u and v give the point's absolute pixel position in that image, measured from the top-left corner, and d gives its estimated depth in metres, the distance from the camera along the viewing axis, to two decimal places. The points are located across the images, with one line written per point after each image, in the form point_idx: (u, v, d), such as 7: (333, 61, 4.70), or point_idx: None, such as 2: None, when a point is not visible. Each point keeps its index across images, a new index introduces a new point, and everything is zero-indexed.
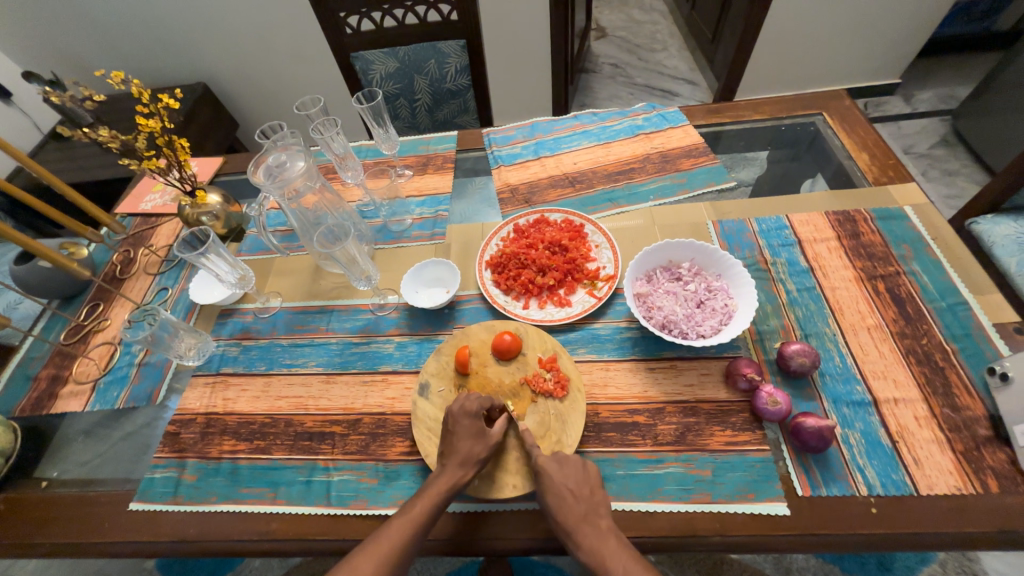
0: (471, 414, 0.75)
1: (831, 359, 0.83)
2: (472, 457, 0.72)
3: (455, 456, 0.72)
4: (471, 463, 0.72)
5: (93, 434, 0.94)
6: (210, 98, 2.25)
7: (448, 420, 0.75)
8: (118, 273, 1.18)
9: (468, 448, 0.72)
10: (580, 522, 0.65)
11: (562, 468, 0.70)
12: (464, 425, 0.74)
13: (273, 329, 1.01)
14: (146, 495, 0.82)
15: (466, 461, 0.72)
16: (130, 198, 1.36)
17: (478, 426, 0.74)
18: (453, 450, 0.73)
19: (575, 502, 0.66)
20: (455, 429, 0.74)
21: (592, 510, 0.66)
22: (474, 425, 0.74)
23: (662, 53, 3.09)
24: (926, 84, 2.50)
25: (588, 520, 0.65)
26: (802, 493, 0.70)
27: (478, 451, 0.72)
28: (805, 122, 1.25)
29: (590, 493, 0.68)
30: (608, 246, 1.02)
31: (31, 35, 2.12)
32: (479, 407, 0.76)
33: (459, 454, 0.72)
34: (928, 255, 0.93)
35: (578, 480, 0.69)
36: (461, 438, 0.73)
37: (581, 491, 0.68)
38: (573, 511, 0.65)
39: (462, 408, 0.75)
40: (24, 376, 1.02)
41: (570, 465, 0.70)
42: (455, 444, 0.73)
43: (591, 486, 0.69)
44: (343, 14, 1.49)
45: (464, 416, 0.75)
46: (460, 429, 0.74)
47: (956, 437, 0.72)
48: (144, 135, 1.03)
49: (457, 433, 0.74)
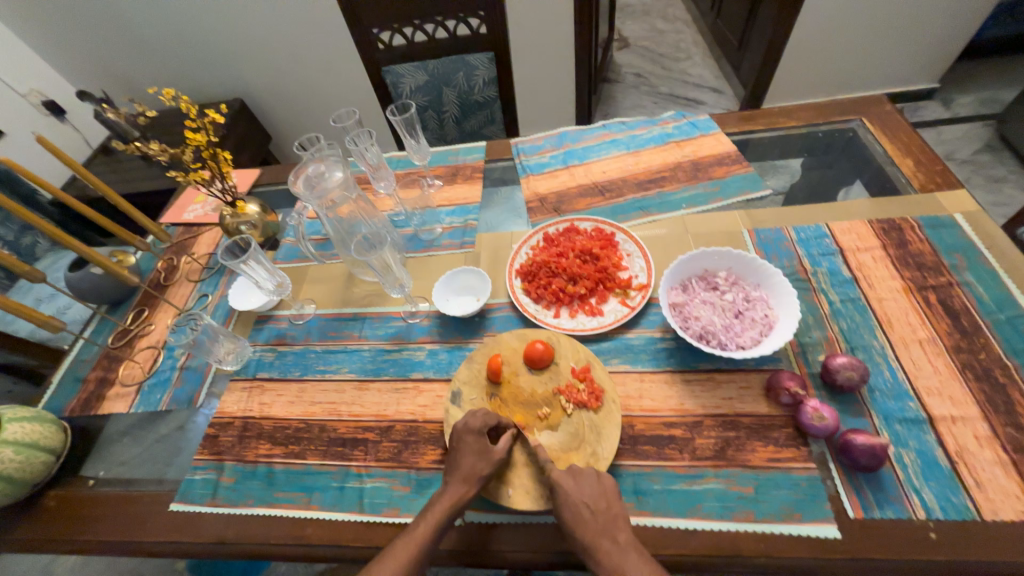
0: (475, 430, 0.74)
1: (880, 373, 0.79)
2: (475, 475, 0.71)
3: (458, 473, 0.72)
4: (474, 479, 0.71)
5: (133, 434, 0.97)
6: (247, 113, 2.35)
7: (452, 438, 0.76)
8: (163, 280, 1.23)
9: (470, 465, 0.72)
10: (596, 538, 0.64)
11: (575, 482, 0.69)
12: (460, 440, 0.74)
13: (308, 336, 1.03)
14: (186, 496, 0.84)
15: (470, 478, 0.71)
16: (174, 209, 1.42)
17: (481, 443, 0.74)
18: (456, 467, 0.73)
19: (589, 514, 0.66)
20: (459, 446, 0.74)
21: (609, 523, 0.65)
22: (478, 442, 0.74)
23: (686, 62, 3.07)
24: (967, 88, 2.41)
25: (607, 534, 0.64)
26: (855, 515, 0.66)
27: (480, 469, 0.72)
28: (842, 129, 1.22)
29: (605, 507, 0.67)
30: (640, 255, 1.01)
31: (85, 58, 2.27)
32: (482, 423, 0.75)
33: (461, 470, 0.72)
34: (983, 265, 0.88)
35: (597, 493, 0.68)
36: (460, 456, 0.73)
37: (596, 505, 0.67)
38: (590, 526, 0.64)
39: (467, 425, 0.75)
40: (74, 378, 1.06)
41: (581, 479, 0.70)
42: (457, 461, 0.73)
43: (607, 498, 0.68)
44: (376, 31, 1.54)
45: (467, 433, 0.74)
46: (463, 447, 0.74)
47: (1022, 458, 0.67)
48: (190, 148, 1.07)
49: (460, 450, 0.74)
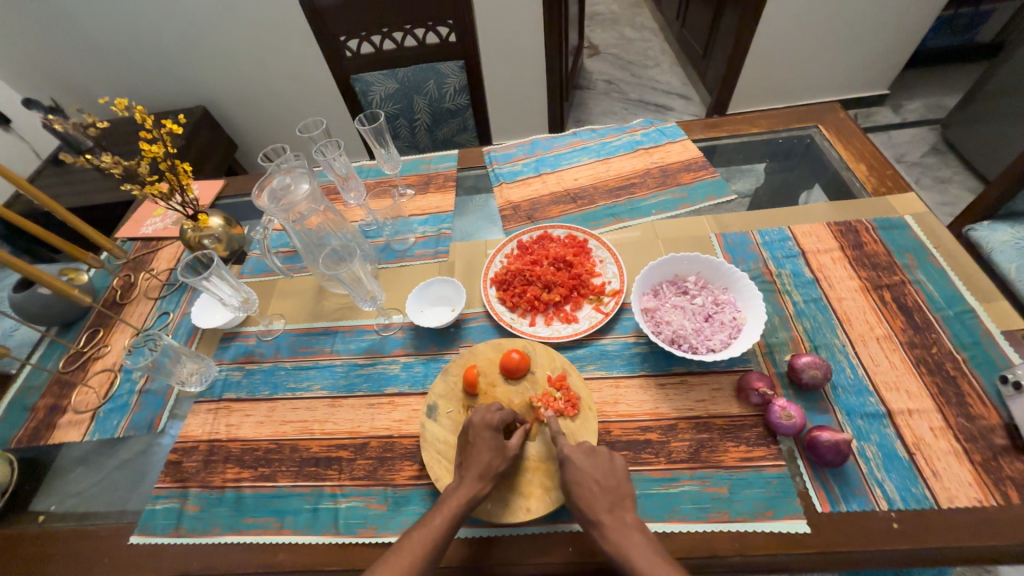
0: (491, 427, 0.73)
1: (842, 371, 0.82)
2: (491, 471, 0.70)
3: (474, 468, 0.70)
4: (491, 476, 0.70)
5: (88, 463, 0.91)
6: (210, 121, 2.27)
7: (467, 432, 0.74)
8: (119, 299, 1.17)
9: (487, 461, 0.70)
10: (602, 514, 0.64)
11: (587, 461, 0.69)
12: (483, 436, 0.72)
13: (277, 352, 1.00)
14: (147, 528, 0.79)
15: (485, 475, 0.70)
16: (130, 224, 1.35)
17: (497, 439, 0.72)
18: (472, 462, 0.71)
19: (598, 492, 0.66)
20: (475, 442, 0.72)
21: (617, 502, 0.65)
22: (494, 439, 0.72)
23: (654, 69, 3.15)
24: (914, 94, 2.56)
25: (612, 511, 0.64)
26: (822, 509, 0.68)
27: (496, 465, 0.70)
28: (800, 135, 1.27)
29: (614, 486, 0.67)
30: (612, 261, 1.02)
31: (32, 65, 2.15)
32: (500, 419, 0.74)
33: (478, 466, 0.70)
34: (932, 264, 0.93)
35: (604, 471, 0.68)
36: (480, 452, 0.71)
37: (606, 483, 0.67)
38: (597, 502, 0.65)
39: (483, 421, 0.73)
40: (22, 407, 1.00)
41: (595, 457, 0.69)
42: (473, 457, 0.71)
43: (617, 478, 0.68)
44: (343, 39, 1.52)
45: (484, 428, 0.72)
46: (479, 442, 0.72)
47: (973, 447, 0.71)
48: (146, 159, 1.02)
49: (477, 445, 0.72)
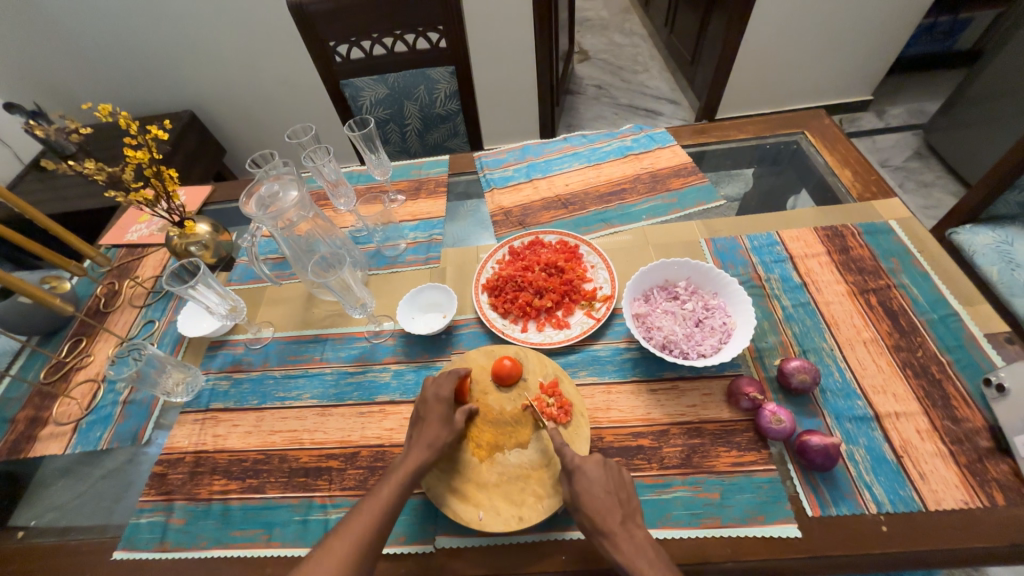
0: (441, 400, 0.77)
1: (830, 374, 0.83)
2: (438, 443, 0.74)
3: (422, 439, 0.74)
4: (437, 448, 0.73)
5: (71, 476, 0.89)
6: (198, 126, 2.25)
7: (419, 408, 0.78)
8: (103, 307, 1.15)
9: (434, 433, 0.74)
10: (617, 528, 0.63)
11: (599, 471, 0.68)
12: (433, 409, 0.76)
13: (265, 361, 0.99)
14: (130, 543, 0.77)
15: (433, 445, 0.73)
16: (114, 230, 1.33)
17: (446, 413, 0.76)
18: (422, 434, 0.75)
19: (611, 504, 0.65)
20: (425, 415, 0.76)
21: (627, 516, 0.65)
22: (443, 412, 0.76)
23: (644, 74, 3.18)
24: (896, 100, 2.62)
25: (625, 525, 0.64)
26: (812, 514, 0.69)
27: (443, 437, 0.74)
28: (787, 141, 1.29)
29: (625, 499, 0.67)
30: (603, 266, 1.02)
31: (14, 68, 2.11)
32: (450, 391, 0.78)
33: (425, 438, 0.74)
34: (915, 268, 0.95)
35: (614, 484, 0.68)
36: (429, 423, 0.75)
37: (617, 495, 0.67)
38: (611, 515, 0.64)
39: (433, 394, 0.77)
40: (1, 419, 0.97)
41: (606, 469, 0.69)
42: (423, 428, 0.75)
43: (626, 491, 0.68)
44: (333, 43, 1.51)
45: (434, 401, 0.77)
46: (429, 416, 0.76)
47: (958, 449, 0.72)
48: (131, 165, 1.00)
49: (426, 419, 0.76)
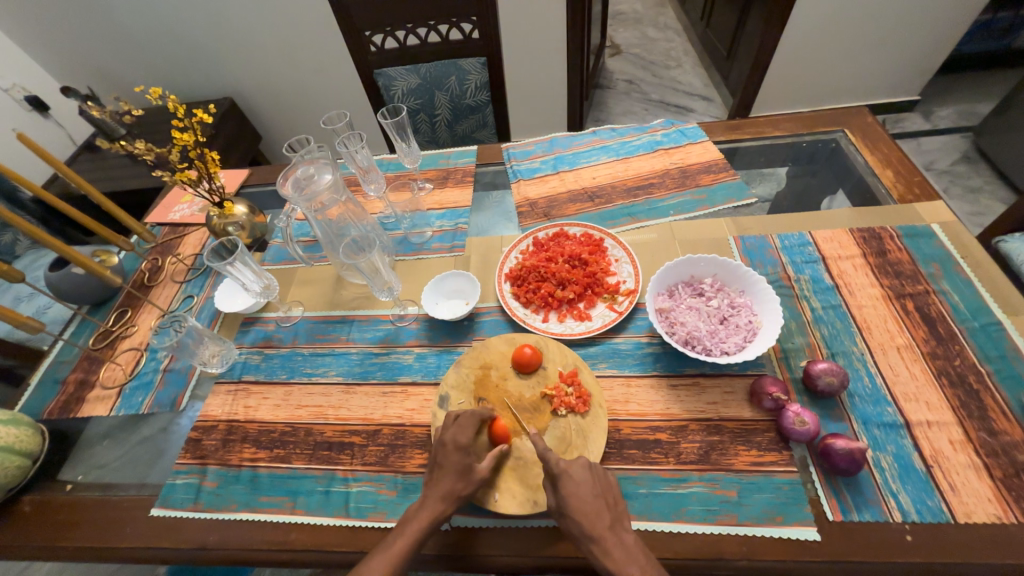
0: (459, 447, 0.73)
1: (859, 379, 0.81)
2: (453, 494, 0.70)
3: (437, 490, 0.71)
4: (453, 499, 0.70)
5: (114, 437, 0.95)
6: (237, 112, 2.33)
7: (436, 452, 0.74)
8: (147, 281, 1.21)
9: (450, 484, 0.71)
10: (605, 533, 0.64)
11: (585, 475, 0.69)
12: (450, 457, 0.72)
13: (295, 339, 1.02)
14: (167, 501, 0.82)
15: (448, 497, 0.70)
16: (159, 209, 1.40)
17: (463, 462, 0.72)
18: (436, 484, 0.72)
19: (597, 509, 0.66)
20: (442, 462, 0.73)
21: (616, 520, 0.66)
22: (460, 461, 0.72)
23: (676, 69, 3.11)
24: (946, 101, 2.48)
25: (613, 529, 0.65)
26: (834, 518, 0.68)
27: (460, 489, 0.71)
28: (826, 139, 1.24)
29: (612, 503, 0.68)
30: (628, 260, 1.02)
31: (71, 54, 2.23)
32: (470, 437, 0.74)
33: (441, 488, 0.71)
34: (958, 274, 0.91)
35: (601, 487, 0.69)
36: (447, 471, 0.72)
37: (604, 498, 0.67)
38: (599, 521, 0.65)
39: (451, 441, 0.73)
40: (53, 380, 1.04)
41: (591, 471, 0.70)
42: (437, 479, 0.72)
43: (612, 495, 0.69)
44: (368, 33, 1.54)
45: (450, 449, 0.73)
46: (446, 463, 0.72)
47: (994, 462, 0.69)
48: (177, 147, 1.05)
49: (442, 467, 0.72)
